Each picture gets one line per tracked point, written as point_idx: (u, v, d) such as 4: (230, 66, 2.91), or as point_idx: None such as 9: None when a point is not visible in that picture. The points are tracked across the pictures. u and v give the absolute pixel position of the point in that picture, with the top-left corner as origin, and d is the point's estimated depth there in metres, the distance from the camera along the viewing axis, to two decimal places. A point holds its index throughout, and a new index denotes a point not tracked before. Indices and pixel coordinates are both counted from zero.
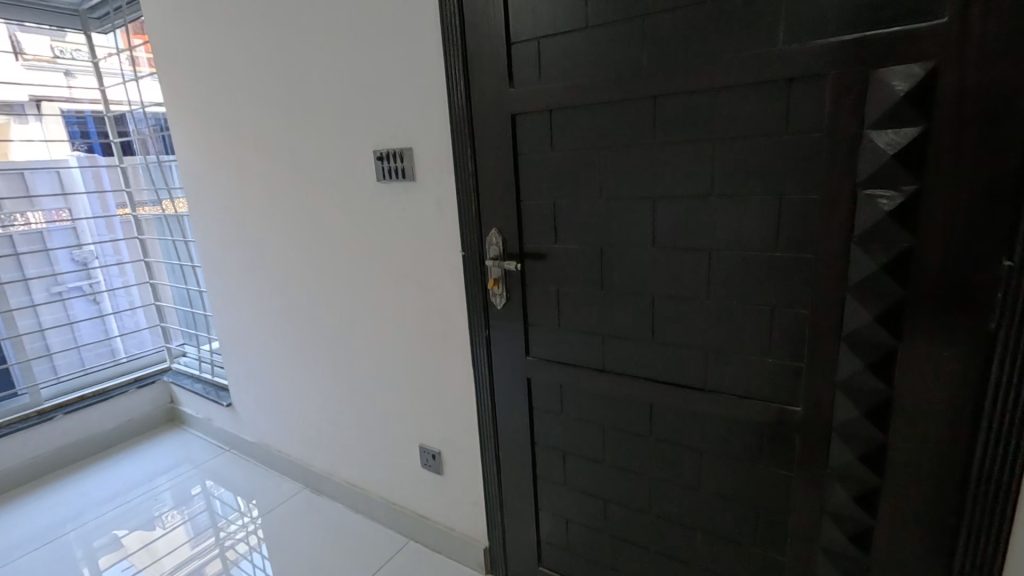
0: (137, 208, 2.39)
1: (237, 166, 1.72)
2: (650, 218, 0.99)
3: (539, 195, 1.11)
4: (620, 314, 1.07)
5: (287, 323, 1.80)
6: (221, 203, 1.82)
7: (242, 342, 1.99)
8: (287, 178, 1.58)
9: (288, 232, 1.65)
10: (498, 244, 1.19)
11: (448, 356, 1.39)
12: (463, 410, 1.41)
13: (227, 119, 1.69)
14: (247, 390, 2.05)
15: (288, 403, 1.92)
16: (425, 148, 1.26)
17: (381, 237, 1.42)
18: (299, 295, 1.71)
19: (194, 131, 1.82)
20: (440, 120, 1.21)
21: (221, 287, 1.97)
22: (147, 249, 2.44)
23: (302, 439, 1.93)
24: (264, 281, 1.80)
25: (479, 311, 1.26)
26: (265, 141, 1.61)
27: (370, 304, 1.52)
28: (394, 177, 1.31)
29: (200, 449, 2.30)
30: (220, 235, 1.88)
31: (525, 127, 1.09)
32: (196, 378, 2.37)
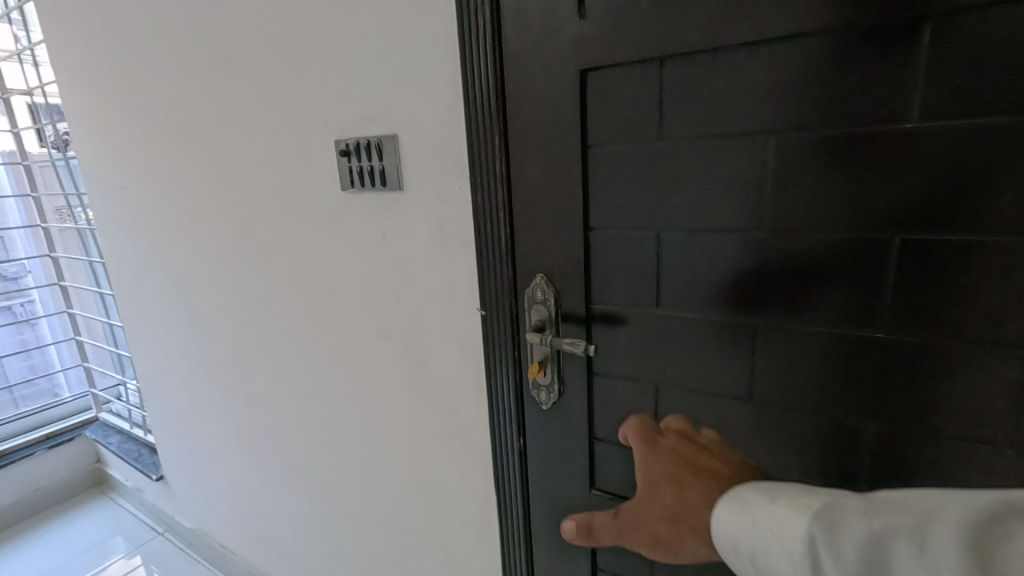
0: (47, 217, 1.82)
1: (142, 165, 1.18)
2: (862, 278, 0.50)
3: (624, 226, 0.62)
4: (778, 446, 0.58)
5: (222, 386, 1.28)
6: (127, 217, 1.29)
7: (171, 401, 1.47)
8: (211, 182, 1.06)
9: (214, 262, 1.14)
10: (547, 302, 0.69)
11: (452, 468, 0.89)
12: (475, 548, 0.91)
13: (123, 96, 1.15)
14: (179, 464, 1.54)
15: (231, 489, 1.41)
16: (412, 139, 0.74)
17: (346, 279, 0.90)
18: (236, 350, 1.20)
19: (87, 111, 1.27)
20: (442, 89, 0.69)
21: (140, 328, 1.44)
22: (64, 270, 1.89)
23: (250, 537, 1.42)
24: (193, 325, 1.27)
25: (511, 409, 0.76)
26: (177, 130, 1.08)
27: (332, 373, 1.02)
28: (365, 185, 0.79)
29: (134, 524, 1.81)
30: (130, 261, 1.35)
31: (602, 105, 0.60)
32: (127, 436, 1.85)
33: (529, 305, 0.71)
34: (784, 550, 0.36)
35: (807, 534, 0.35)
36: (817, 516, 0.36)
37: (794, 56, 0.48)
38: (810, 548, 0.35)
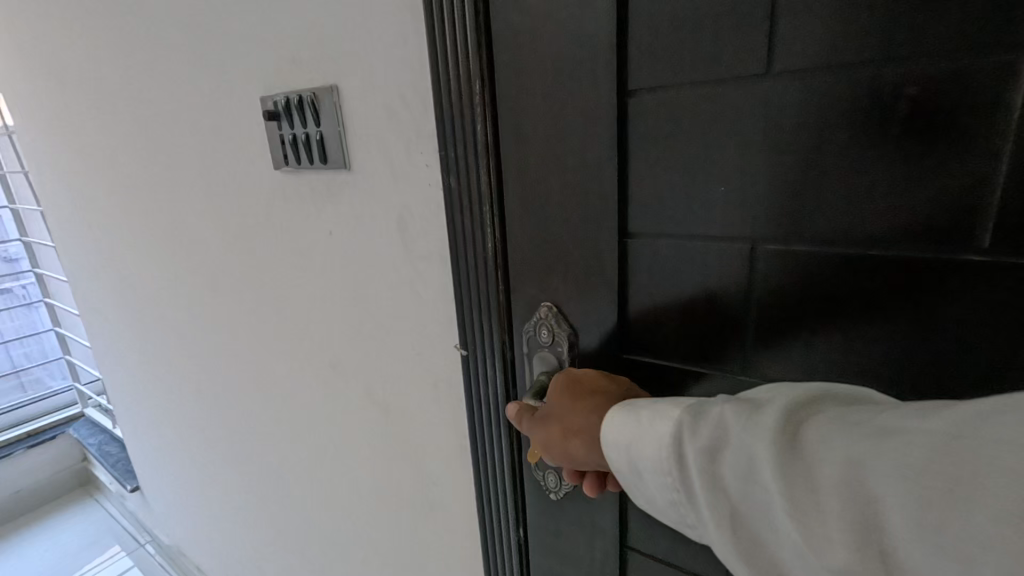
0: (15, 198, 1.65)
1: (71, 137, 0.97)
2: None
3: (690, 246, 0.38)
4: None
5: (177, 404, 1.08)
6: (66, 198, 1.09)
7: (132, 409, 1.28)
8: (137, 158, 0.83)
9: (151, 261, 0.92)
10: (558, 346, 0.46)
11: (430, 541, 0.67)
12: None
13: (42, 51, 0.93)
14: (151, 475, 1.38)
15: (199, 513, 1.23)
16: (358, 95, 0.49)
17: (291, 293, 0.67)
18: (185, 361, 0.98)
19: (12, 71, 1.05)
20: (395, 14, 0.44)
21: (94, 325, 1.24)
22: (39, 256, 1.73)
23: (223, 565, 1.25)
24: (140, 328, 1.06)
25: (507, 482, 0.54)
26: (97, 92, 0.85)
27: (284, 405, 0.80)
28: (303, 167, 0.56)
29: (121, 529, 1.69)
30: (75, 251, 1.15)
31: (660, 39, 0.35)
32: (109, 437, 1.72)
33: (531, 347, 0.47)
34: (651, 447, 0.32)
35: (673, 425, 0.31)
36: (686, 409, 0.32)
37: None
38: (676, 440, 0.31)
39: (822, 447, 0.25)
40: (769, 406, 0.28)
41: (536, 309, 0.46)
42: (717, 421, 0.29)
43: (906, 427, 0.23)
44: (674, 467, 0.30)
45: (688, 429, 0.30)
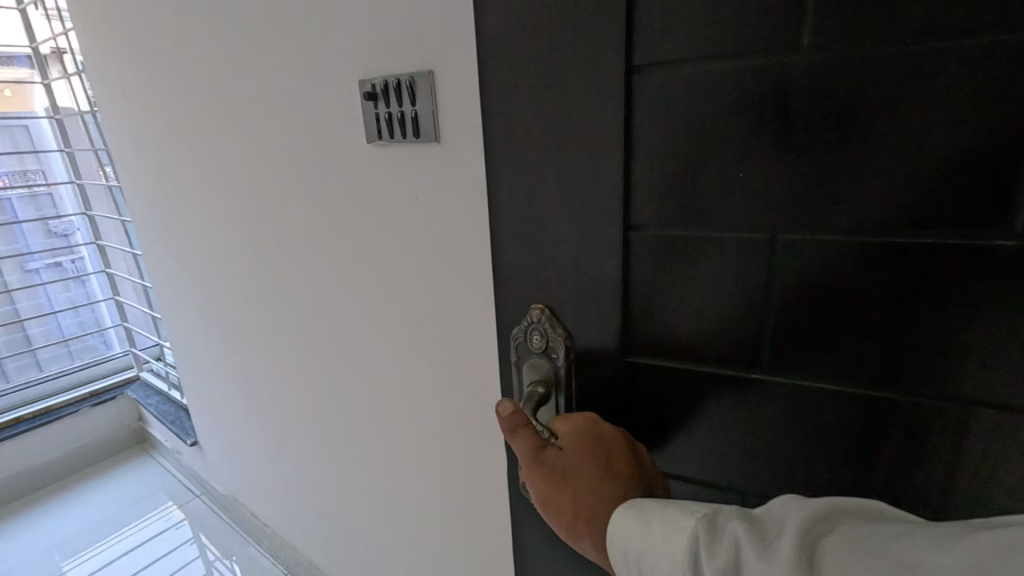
0: (82, 174, 1.78)
1: (161, 113, 1.08)
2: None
3: (691, 226, 0.48)
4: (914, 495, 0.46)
5: (246, 362, 1.20)
6: (147, 169, 1.20)
7: (197, 363, 1.41)
8: (224, 131, 0.94)
9: (234, 228, 1.03)
10: (548, 339, 0.59)
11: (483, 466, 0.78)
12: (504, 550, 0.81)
13: (139, 36, 1.03)
14: (209, 426, 1.51)
15: (255, 458, 1.35)
16: (450, 77, 0.59)
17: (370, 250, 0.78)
18: (254, 315, 1.10)
19: (103, 53, 1.16)
20: None
21: (164, 286, 1.37)
22: (98, 229, 1.86)
23: (276, 508, 1.37)
24: (211, 286, 1.19)
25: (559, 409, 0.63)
26: (192, 72, 0.95)
27: (352, 353, 0.90)
28: (395, 137, 0.65)
29: (176, 483, 1.82)
30: (156, 226, 1.27)
31: (672, 37, 0.44)
32: (164, 397, 1.86)
33: (526, 344, 0.62)
34: (672, 549, 0.41)
35: (696, 537, 0.40)
36: (699, 519, 0.41)
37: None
38: (692, 549, 0.39)
39: (834, 569, 0.33)
40: (782, 536, 0.36)
41: (524, 316, 0.60)
42: (734, 542, 0.38)
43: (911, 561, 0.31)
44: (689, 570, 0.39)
45: (705, 545, 0.39)
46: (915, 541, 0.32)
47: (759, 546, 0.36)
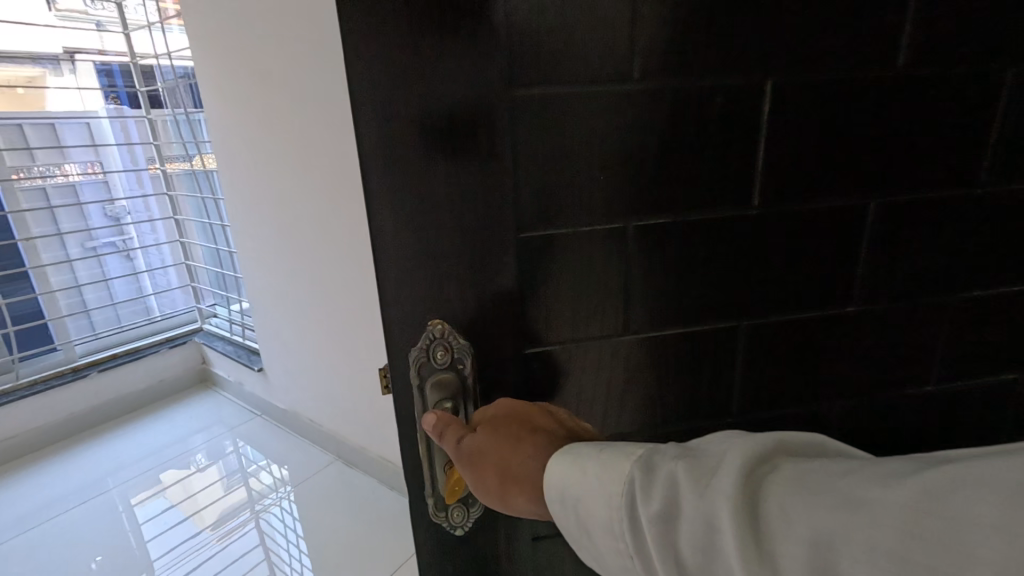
0: (165, 162, 2.07)
1: (263, 84, 1.35)
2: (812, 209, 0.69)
3: (574, 185, 0.62)
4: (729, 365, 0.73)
5: (308, 298, 1.51)
6: (245, 126, 1.46)
7: (268, 295, 1.64)
8: (327, 94, 1.22)
9: (310, 186, 1.36)
10: (447, 357, 0.60)
11: None
12: None
13: (247, 26, 1.31)
14: (272, 352, 1.72)
15: (318, 373, 1.57)
16: None
17: None
18: (338, 239, 1.36)
19: (210, 34, 1.42)
20: None
21: (246, 226, 1.61)
22: (178, 207, 2.12)
23: (334, 414, 1.59)
24: (298, 219, 1.44)
25: None
26: (284, 68, 1.28)
27: None
28: None
29: (231, 413, 1.96)
30: (247, 172, 1.52)
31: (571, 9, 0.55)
32: (227, 341, 2.06)
33: (429, 373, 0.60)
34: (612, 486, 0.40)
35: (630, 478, 0.39)
36: (636, 460, 0.40)
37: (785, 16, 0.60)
38: (628, 488, 0.39)
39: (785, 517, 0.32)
40: (724, 471, 0.35)
41: (417, 341, 0.59)
42: (670, 480, 0.37)
43: (870, 499, 0.30)
44: (624, 509, 0.38)
45: (641, 487, 0.38)
46: (864, 469, 0.33)
47: (697, 484, 0.36)
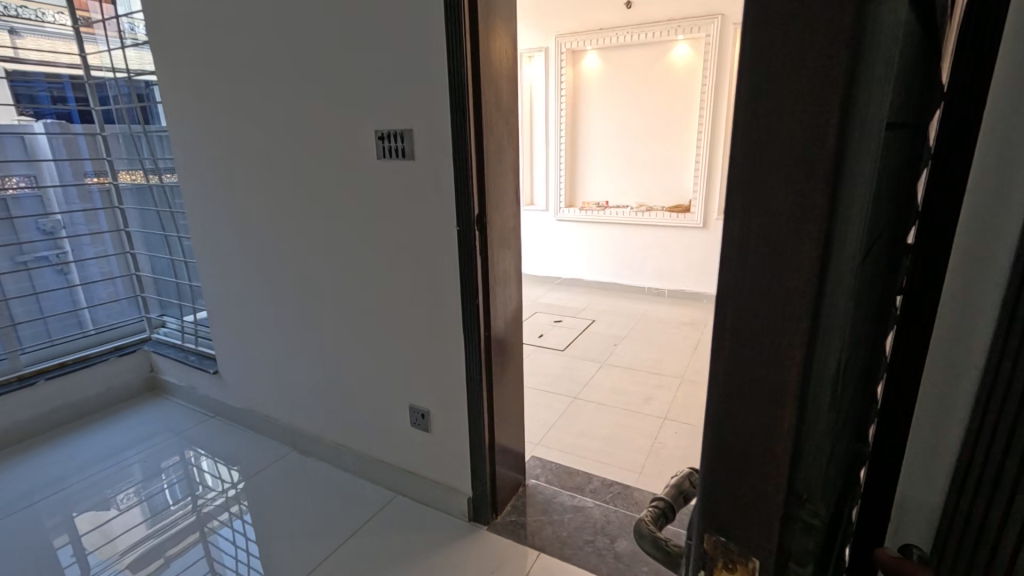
0: (119, 175, 2.14)
1: (212, 94, 1.40)
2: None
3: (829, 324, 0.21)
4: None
5: (264, 305, 1.55)
6: (192, 132, 1.49)
7: (221, 296, 1.66)
8: (277, 105, 1.29)
9: (263, 196, 1.41)
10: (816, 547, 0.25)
11: (444, 342, 1.24)
12: (450, 390, 1.27)
13: (199, 40, 1.36)
14: (228, 352, 1.75)
15: (274, 368, 1.63)
16: (423, 128, 1.10)
17: (375, 199, 1.21)
18: (289, 240, 1.41)
19: (156, 47, 1.46)
20: (434, 96, 1.06)
21: (195, 229, 1.62)
22: (131, 218, 2.18)
23: (289, 405, 1.65)
24: (247, 220, 1.48)
25: (478, 287, 1.15)
26: (235, 82, 1.34)
27: (365, 261, 1.29)
28: (394, 158, 1.15)
29: (178, 420, 1.99)
30: (196, 175, 1.53)
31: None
32: (179, 347, 2.12)
33: None
34: None
35: None
36: None
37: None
38: None
39: None
40: None
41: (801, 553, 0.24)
42: None
43: None
44: None
45: None
46: None
47: None
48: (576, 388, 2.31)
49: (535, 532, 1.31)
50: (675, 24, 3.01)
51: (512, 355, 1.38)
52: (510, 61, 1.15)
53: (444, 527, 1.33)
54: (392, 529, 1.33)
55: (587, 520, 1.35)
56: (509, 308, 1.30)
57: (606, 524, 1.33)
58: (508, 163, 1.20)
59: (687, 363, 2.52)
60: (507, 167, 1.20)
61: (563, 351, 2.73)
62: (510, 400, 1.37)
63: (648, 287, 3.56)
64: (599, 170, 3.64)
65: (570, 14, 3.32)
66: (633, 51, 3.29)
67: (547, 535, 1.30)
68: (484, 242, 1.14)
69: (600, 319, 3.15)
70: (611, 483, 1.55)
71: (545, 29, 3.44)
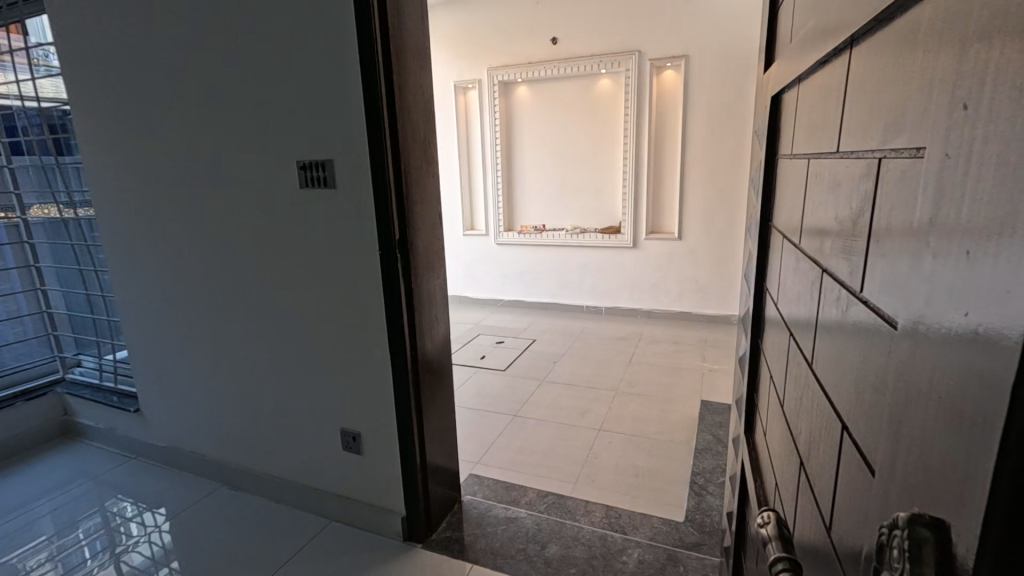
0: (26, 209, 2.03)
1: (130, 127, 1.39)
2: (797, 202, 0.56)
3: None
4: (805, 410, 0.48)
5: (189, 337, 1.53)
6: (110, 164, 1.46)
7: (142, 330, 1.61)
8: (199, 137, 1.30)
9: (184, 225, 1.40)
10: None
11: (371, 364, 1.26)
12: (379, 410, 1.30)
13: (115, 74, 1.36)
14: (151, 388, 1.69)
15: (200, 402, 1.59)
16: (344, 161, 1.15)
17: (300, 227, 1.25)
18: (213, 270, 1.40)
19: (69, 80, 1.44)
20: (353, 130, 1.12)
21: (114, 262, 1.57)
22: (40, 253, 2.06)
23: (217, 439, 1.61)
24: (169, 251, 1.45)
25: (404, 306, 1.20)
26: (154, 115, 1.35)
27: (291, 288, 1.30)
28: (316, 187, 1.19)
29: (96, 464, 1.87)
30: (114, 207, 1.50)
31: None
32: (96, 387, 2.01)
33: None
34: None
35: None
36: None
37: (800, 37, 0.57)
38: None
39: None
40: None
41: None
42: None
43: None
44: None
45: None
46: None
47: None
48: (516, 406, 2.36)
49: (469, 546, 1.34)
50: (597, 60, 3.22)
51: (445, 375, 1.42)
52: (427, 96, 1.23)
53: (380, 549, 1.34)
54: (327, 555, 1.32)
55: (520, 530, 1.40)
56: (438, 329, 1.36)
57: (538, 533, 1.39)
58: (429, 190, 1.27)
59: (622, 376, 2.63)
60: (428, 194, 1.26)
61: (505, 371, 2.79)
62: (443, 418, 1.41)
63: (586, 305, 3.69)
64: (534, 195, 3.78)
65: (499, 49, 3.50)
66: (562, 83, 3.48)
67: (481, 547, 1.34)
68: (405, 264, 1.19)
69: (540, 339, 3.23)
70: (546, 494, 1.61)
71: (477, 62, 3.58)
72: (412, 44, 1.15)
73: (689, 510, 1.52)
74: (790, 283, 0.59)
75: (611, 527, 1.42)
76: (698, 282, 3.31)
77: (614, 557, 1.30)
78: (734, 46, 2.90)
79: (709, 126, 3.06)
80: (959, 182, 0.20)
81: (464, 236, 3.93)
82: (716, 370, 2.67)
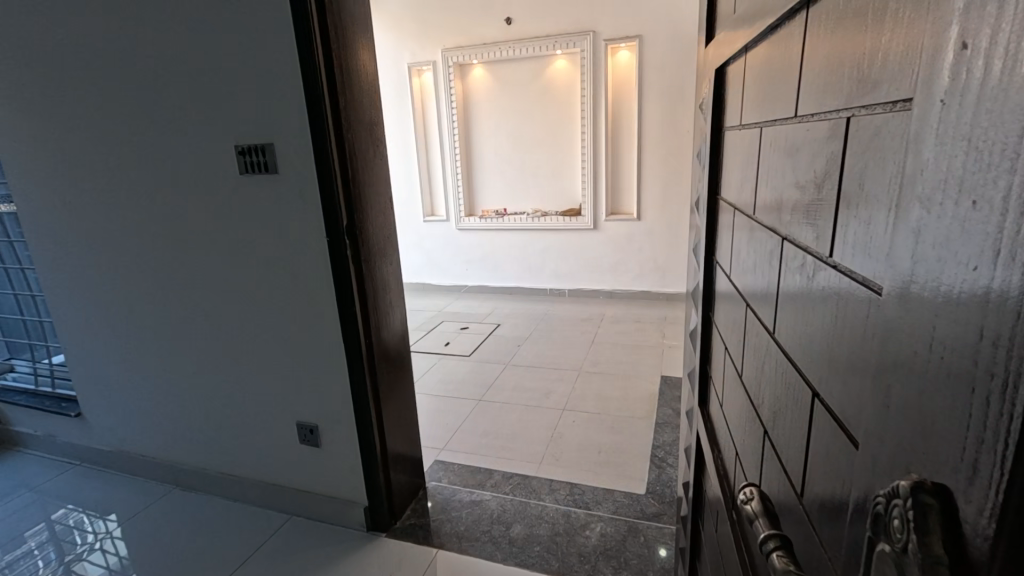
0: None
1: (47, 112, 1.29)
2: (749, 172, 0.56)
3: None
4: (767, 378, 0.48)
5: (128, 334, 1.45)
6: (28, 152, 1.35)
7: (77, 330, 1.52)
8: (125, 122, 1.22)
9: (118, 218, 1.32)
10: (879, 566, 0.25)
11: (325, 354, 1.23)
12: (336, 400, 1.27)
13: (26, 54, 1.26)
14: (91, 391, 1.60)
15: (146, 402, 1.51)
16: (285, 146, 1.10)
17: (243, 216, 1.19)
18: (150, 263, 1.33)
19: None
20: (291, 112, 1.08)
21: (39, 259, 1.46)
22: None
23: (167, 440, 1.54)
24: (100, 244, 1.37)
25: (356, 293, 1.17)
26: (74, 100, 1.25)
27: (237, 279, 1.25)
28: (257, 172, 1.14)
29: (36, 474, 1.77)
30: (36, 198, 1.39)
31: None
32: (31, 393, 1.89)
33: None
34: None
35: None
36: None
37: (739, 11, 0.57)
38: None
39: None
40: None
41: None
42: None
43: None
44: None
45: None
46: None
47: None
48: (481, 390, 2.36)
49: (434, 530, 1.35)
50: (551, 40, 3.20)
51: (404, 361, 1.40)
52: (371, 76, 1.19)
53: (343, 539, 1.33)
54: (289, 549, 1.30)
55: (485, 512, 1.41)
56: (394, 315, 1.33)
57: (502, 513, 1.41)
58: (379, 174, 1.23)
59: (585, 356, 2.67)
60: (376, 178, 1.23)
61: (470, 356, 2.78)
62: (402, 405, 1.39)
63: (549, 288, 3.71)
64: (494, 179, 3.75)
65: (452, 29, 3.41)
66: (517, 64, 3.43)
67: (446, 532, 1.34)
68: (357, 251, 1.16)
69: (504, 323, 3.23)
70: (511, 475, 1.62)
71: (429, 43, 3.49)
72: (352, 20, 1.10)
73: (650, 482, 1.57)
74: (744, 253, 0.59)
75: (574, 504, 1.45)
76: (656, 261, 3.38)
77: (577, 532, 1.33)
78: (684, 26, 2.93)
79: (663, 107, 3.10)
80: (949, 130, 0.18)
81: (424, 223, 3.86)
82: (676, 345, 2.74)
